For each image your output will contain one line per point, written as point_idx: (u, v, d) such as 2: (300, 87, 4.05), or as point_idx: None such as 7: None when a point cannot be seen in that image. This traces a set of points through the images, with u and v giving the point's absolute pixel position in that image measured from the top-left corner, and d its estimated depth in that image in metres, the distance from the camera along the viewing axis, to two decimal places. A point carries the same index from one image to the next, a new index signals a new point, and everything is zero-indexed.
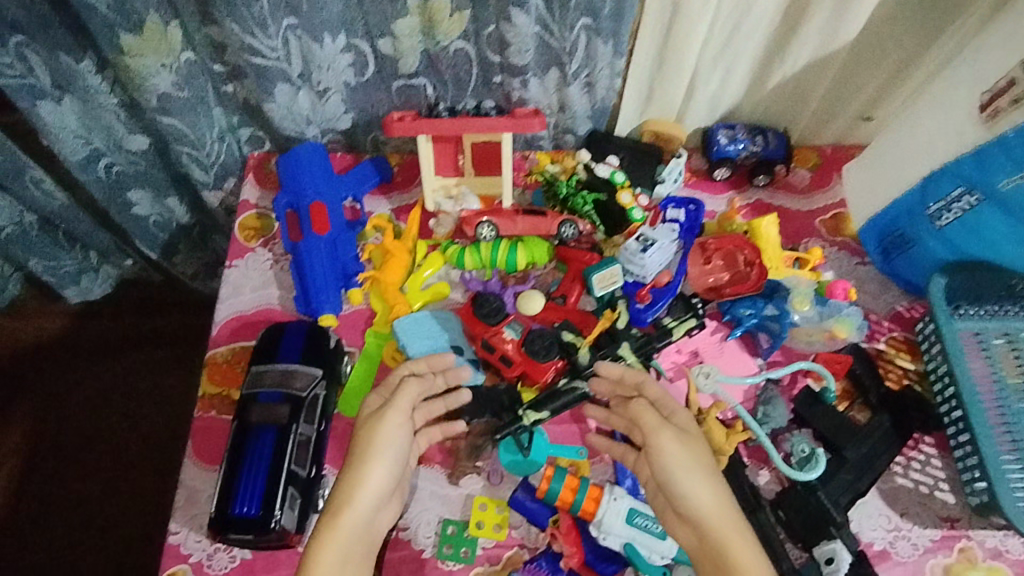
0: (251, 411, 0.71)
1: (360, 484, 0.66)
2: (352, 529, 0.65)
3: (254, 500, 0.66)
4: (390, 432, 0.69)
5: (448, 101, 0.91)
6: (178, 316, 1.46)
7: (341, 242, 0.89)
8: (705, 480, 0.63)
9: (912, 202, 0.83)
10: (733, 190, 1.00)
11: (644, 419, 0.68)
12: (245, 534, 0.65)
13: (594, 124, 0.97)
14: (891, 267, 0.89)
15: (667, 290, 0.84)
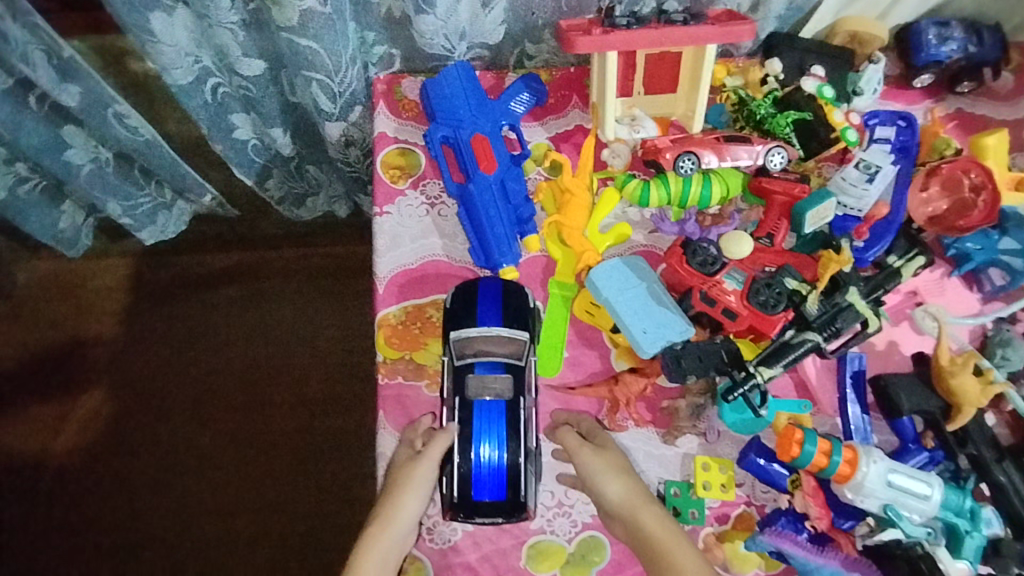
0: (467, 384, 0.67)
1: (392, 514, 0.63)
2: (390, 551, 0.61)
3: (501, 484, 0.63)
4: (423, 474, 0.64)
5: (625, 5, 0.76)
6: (258, 250, 1.29)
7: (510, 183, 0.78)
8: (618, 475, 0.64)
9: None
10: (930, 99, 0.88)
11: (568, 440, 0.68)
12: (495, 516, 0.64)
13: (779, 25, 0.84)
14: None
15: (887, 224, 0.75)
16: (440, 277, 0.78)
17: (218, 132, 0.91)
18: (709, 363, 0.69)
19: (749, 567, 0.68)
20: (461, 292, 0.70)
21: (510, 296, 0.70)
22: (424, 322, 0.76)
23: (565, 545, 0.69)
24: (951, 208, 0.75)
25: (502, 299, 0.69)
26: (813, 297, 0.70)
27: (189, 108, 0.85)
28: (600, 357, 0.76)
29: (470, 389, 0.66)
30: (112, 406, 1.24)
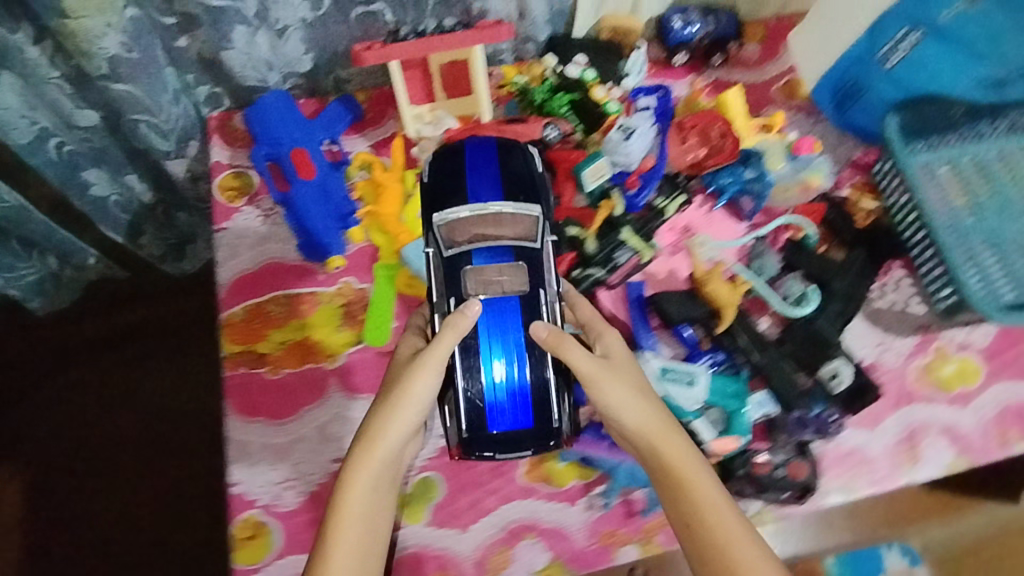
0: (467, 287, 0.71)
1: (380, 427, 0.69)
2: (379, 464, 0.69)
3: (525, 413, 0.69)
4: (421, 387, 0.69)
5: (409, 24, 0.90)
6: (137, 308, 1.32)
7: (330, 185, 0.88)
8: (632, 398, 0.70)
9: (863, 46, 0.85)
10: (692, 74, 1.04)
11: (571, 359, 0.68)
12: (522, 448, 0.70)
13: (553, 28, 0.99)
14: (846, 117, 0.93)
15: (653, 173, 0.88)
16: (275, 275, 0.88)
17: (73, 185, 1.00)
18: None
19: (567, 482, 0.77)
20: (452, 200, 0.74)
21: (504, 200, 0.74)
22: (264, 316, 0.85)
23: (403, 488, 0.76)
24: (708, 156, 0.89)
25: (495, 200, 0.74)
26: (591, 238, 0.83)
27: (37, 165, 0.95)
28: None
29: (472, 290, 0.71)
30: (24, 476, 1.27)
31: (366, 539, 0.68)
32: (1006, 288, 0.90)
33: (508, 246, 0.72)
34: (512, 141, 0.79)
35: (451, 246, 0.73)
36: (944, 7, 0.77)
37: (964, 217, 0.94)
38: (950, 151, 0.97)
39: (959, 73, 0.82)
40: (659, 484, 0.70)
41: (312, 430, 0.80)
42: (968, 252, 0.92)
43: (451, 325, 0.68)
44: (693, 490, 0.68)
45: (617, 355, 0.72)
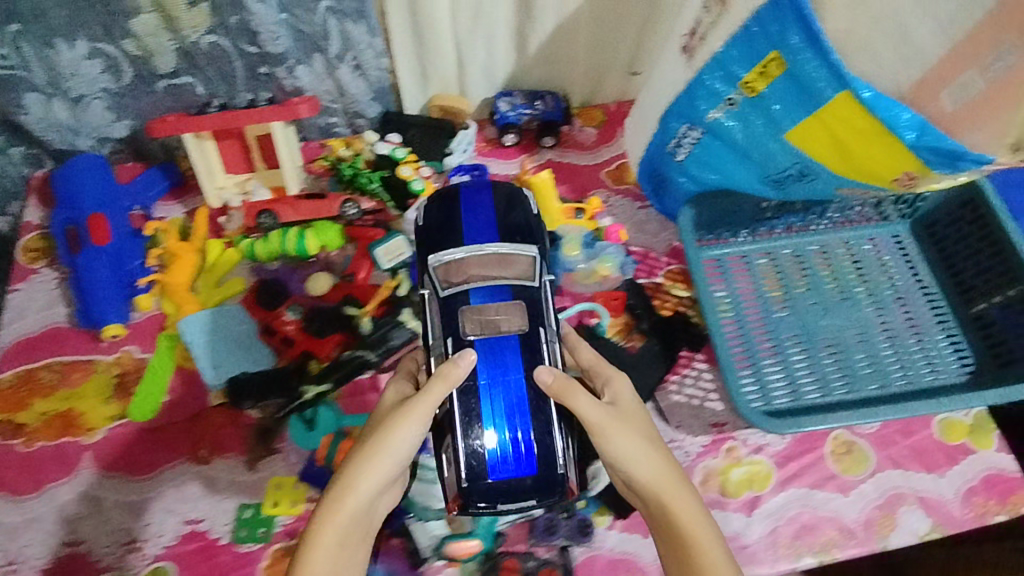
0: (464, 325, 0.67)
1: (351, 484, 0.62)
2: (353, 519, 0.61)
3: (528, 460, 0.63)
4: (406, 435, 0.62)
5: (222, 97, 0.91)
6: None
7: (125, 252, 0.87)
8: (650, 449, 0.64)
9: (657, 141, 0.86)
10: (524, 154, 1.05)
11: (578, 405, 0.63)
12: (527, 499, 0.63)
13: (383, 105, 1.01)
14: (665, 207, 0.95)
15: None
16: (56, 340, 0.85)
17: None
18: (269, 389, 0.77)
19: None
20: (449, 240, 0.72)
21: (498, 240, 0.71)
22: (33, 383, 0.82)
23: None
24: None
25: (491, 240, 0.71)
26: (363, 319, 0.81)
27: None
28: (194, 396, 0.81)
29: (470, 328, 0.66)
30: None
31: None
32: (808, 387, 0.87)
33: (507, 284, 0.68)
34: (512, 190, 0.77)
35: (448, 286, 0.69)
36: (708, 107, 0.76)
37: (774, 309, 0.92)
38: (769, 243, 0.97)
39: (745, 170, 0.81)
40: (665, 544, 0.64)
41: (50, 510, 0.75)
42: (772, 346, 0.90)
43: (441, 372, 0.63)
44: (705, 559, 0.61)
45: (622, 403, 0.67)
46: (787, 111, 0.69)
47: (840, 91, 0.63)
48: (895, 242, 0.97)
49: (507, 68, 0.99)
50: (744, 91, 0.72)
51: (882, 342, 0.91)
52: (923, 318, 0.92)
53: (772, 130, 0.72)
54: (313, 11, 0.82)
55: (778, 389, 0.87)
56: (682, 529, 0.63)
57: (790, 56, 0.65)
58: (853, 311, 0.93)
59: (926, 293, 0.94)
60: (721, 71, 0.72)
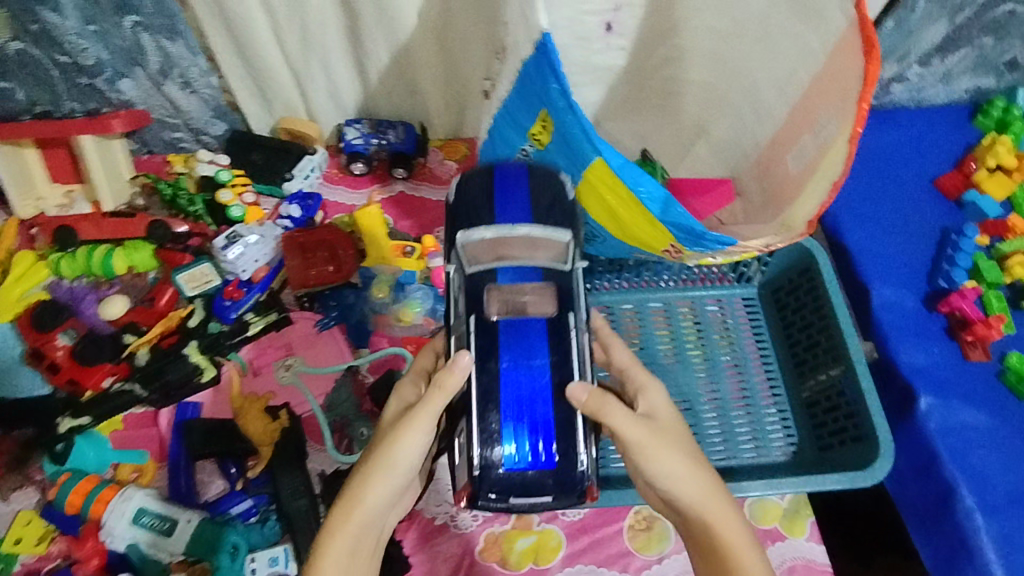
0: (487, 304, 0.61)
1: (356, 495, 0.57)
2: (362, 529, 0.58)
3: (546, 454, 0.57)
4: (409, 448, 0.58)
5: (43, 104, 0.87)
6: None
7: None
8: (683, 462, 0.59)
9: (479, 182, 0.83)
10: (376, 184, 1.01)
11: (610, 420, 0.57)
12: (542, 496, 0.58)
13: (230, 124, 0.98)
14: None
15: (258, 284, 0.84)
16: None
17: None
18: (26, 416, 0.75)
19: None
20: (480, 213, 0.65)
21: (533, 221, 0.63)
22: None
23: None
24: (335, 272, 0.85)
25: (527, 219, 0.64)
26: (141, 349, 0.78)
27: None
28: None
29: (494, 310, 0.60)
30: None
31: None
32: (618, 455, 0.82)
33: (537, 266, 0.62)
34: (549, 169, 0.67)
35: (473, 265, 0.63)
36: (509, 154, 0.73)
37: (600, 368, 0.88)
38: (605, 298, 0.92)
39: None
40: (703, 557, 0.60)
41: None
42: None
43: (439, 380, 0.57)
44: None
45: (660, 418, 0.61)
46: (566, 167, 0.66)
47: (596, 157, 0.60)
48: (743, 306, 0.93)
49: (353, 95, 0.95)
50: (533, 142, 0.68)
51: (707, 411, 0.85)
52: (754, 389, 0.87)
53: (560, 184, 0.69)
54: (120, 26, 0.79)
55: None
56: (726, 551, 0.58)
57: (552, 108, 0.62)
58: (683, 376, 0.87)
59: (764, 363, 0.89)
60: (512, 121, 0.69)
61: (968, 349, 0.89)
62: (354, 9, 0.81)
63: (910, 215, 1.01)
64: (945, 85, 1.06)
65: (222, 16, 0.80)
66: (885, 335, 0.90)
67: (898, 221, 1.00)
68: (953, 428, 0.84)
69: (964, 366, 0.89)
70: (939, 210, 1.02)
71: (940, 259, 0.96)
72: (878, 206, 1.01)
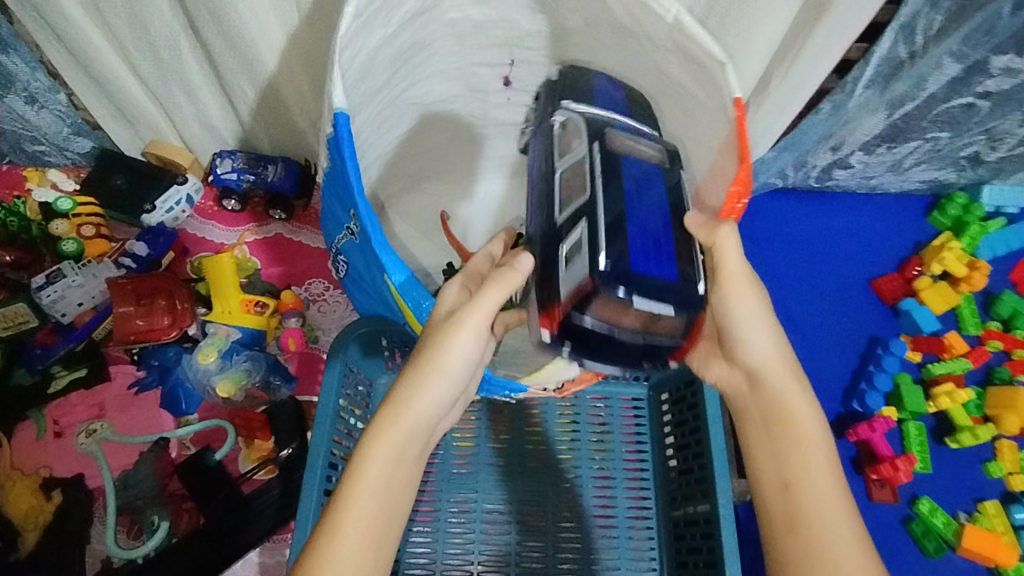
0: (607, 143, 0.52)
1: (404, 398, 0.50)
2: (411, 436, 0.50)
3: (667, 261, 0.48)
4: (463, 342, 0.49)
5: None
6: None
7: None
8: (766, 324, 0.53)
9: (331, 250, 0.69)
10: (250, 223, 0.92)
11: (723, 251, 0.50)
12: (665, 309, 0.46)
13: (95, 141, 0.89)
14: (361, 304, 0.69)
15: (75, 331, 0.75)
16: None
17: None
18: None
19: None
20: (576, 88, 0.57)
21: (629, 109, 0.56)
22: None
23: None
24: (169, 325, 0.76)
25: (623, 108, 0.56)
26: None
27: None
28: None
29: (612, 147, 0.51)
30: None
31: (389, 516, 0.49)
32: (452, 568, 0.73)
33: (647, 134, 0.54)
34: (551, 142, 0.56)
35: (585, 114, 0.54)
36: (338, 230, 0.61)
37: (453, 463, 0.79)
38: None
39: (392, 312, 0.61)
40: (769, 441, 0.54)
41: None
42: (432, 508, 0.76)
43: (500, 275, 0.49)
44: (810, 467, 0.52)
45: None
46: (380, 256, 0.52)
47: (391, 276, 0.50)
48: (628, 404, 0.83)
49: (227, 126, 0.86)
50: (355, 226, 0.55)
51: (563, 525, 0.76)
52: (621, 505, 0.77)
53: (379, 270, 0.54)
54: None
55: (416, 563, 0.73)
56: (790, 421, 0.53)
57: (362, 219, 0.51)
58: (545, 482, 0.78)
59: (640, 474, 0.79)
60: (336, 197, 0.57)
61: (873, 488, 0.78)
62: (204, 40, 0.72)
63: (837, 319, 0.90)
64: (896, 175, 0.95)
65: (56, 34, 0.72)
66: None
67: (823, 325, 0.90)
68: None
69: (867, 505, 0.78)
70: (873, 316, 0.91)
71: (860, 374, 0.85)
72: (803, 304, 0.91)
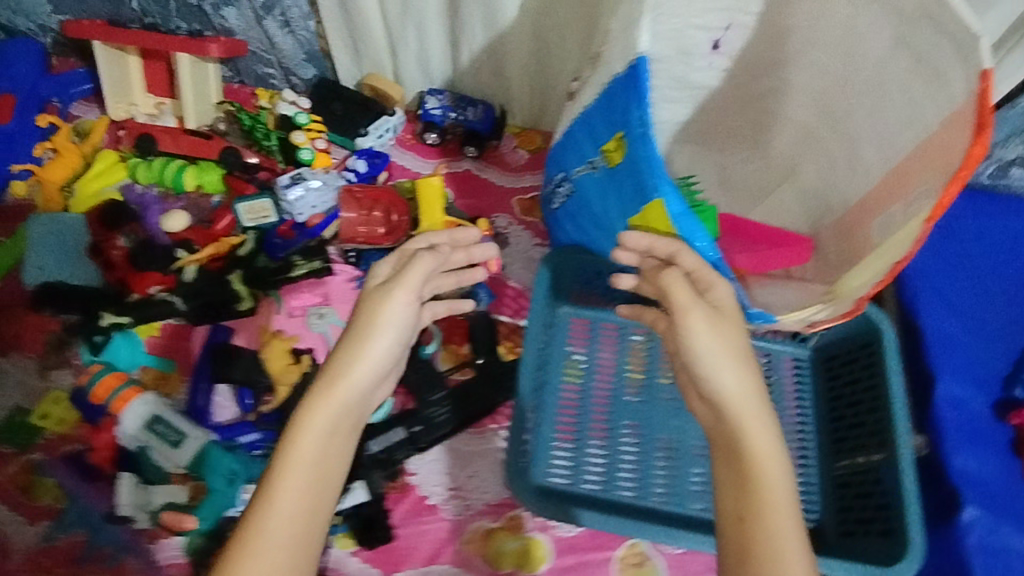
0: None
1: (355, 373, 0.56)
2: (344, 407, 0.55)
3: None
4: (394, 314, 0.58)
5: (154, 17, 0.92)
6: None
7: (19, 137, 0.90)
8: (732, 364, 0.55)
9: (562, 158, 0.74)
10: (444, 158, 1.01)
11: (667, 279, 0.58)
12: None
13: (318, 69, 0.99)
14: (583, 235, 0.77)
15: (310, 230, 0.86)
16: None
17: None
18: (74, 302, 0.77)
19: (43, 499, 0.72)
20: None
21: None
22: None
23: None
24: (385, 235, 0.87)
25: None
26: (190, 265, 0.80)
27: None
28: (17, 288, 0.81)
29: None
30: None
31: (318, 495, 0.53)
32: (623, 484, 0.80)
33: None
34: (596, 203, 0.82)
35: None
36: (577, 161, 0.70)
37: (625, 393, 0.84)
38: (649, 322, 0.88)
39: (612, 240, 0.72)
40: (739, 492, 0.52)
41: None
42: (605, 428, 0.83)
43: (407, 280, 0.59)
44: (766, 510, 0.51)
45: (725, 308, 0.57)
46: (629, 195, 0.63)
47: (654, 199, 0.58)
48: (791, 365, 0.88)
49: (442, 67, 0.96)
50: (605, 159, 0.66)
51: None
52: (782, 453, 0.83)
53: (620, 210, 0.66)
54: None
55: (593, 476, 0.80)
56: (752, 461, 0.52)
57: (639, 140, 0.57)
58: None
59: (800, 426, 0.85)
60: (590, 133, 0.66)
61: None
62: None
63: (999, 311, 0.92)
64: None
65: None
66: (942, 434, 0.83)
67: (987, 315, 0.91)
68: (994, 548, 0.78)
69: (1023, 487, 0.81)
70: None
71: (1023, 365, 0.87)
72: (967, 291, 0.92)
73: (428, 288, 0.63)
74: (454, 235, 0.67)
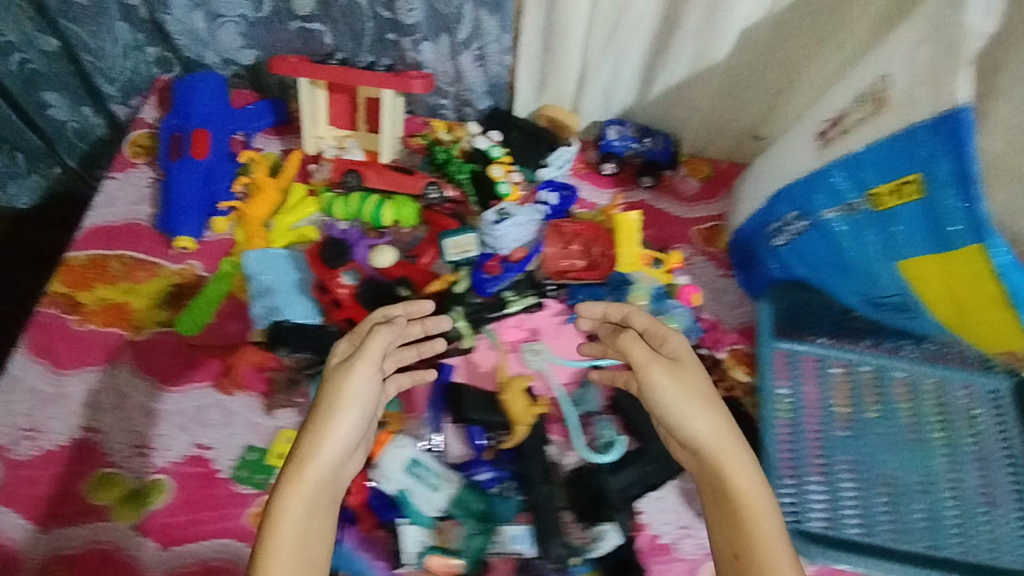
0: None
1: (303, 463, 0.58)
2: (320, 486, 0.59)
3: None
4: (359, 389, 0.62)
5: (346, 52, 0.93)
6: None
7: (216, 173, 0.90)
8: (702, 410, 0.64)
9: (799, 195, 0.73)
10: (617, 188, 1.01)
11: (632, 351, 0.68)
12: None
13: (493, 100, 0.99)
14: (813, 271, 0.78)
15: (516, 265, 0.84)
16: (135, 237, 0.89)
17: None
18: (306, 341, 0.78)
19: None
20: None
21: None
22: (101, 269, 0.86)
23: (131, 482, 0.74)
24: (585, 268, 0.87)
25: None
26: None
27: None
28: (239, 329, 0.84)
29: None
30: None
31: None
32: (850, 523, 0.80)
33: None
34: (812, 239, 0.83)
35: None
36: (825, 202, 0.70)
37: (835, 427, 0.85)
38: (851, 354, 0.88)
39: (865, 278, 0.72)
40: (732, 527, 0.61)
41: (107, 386, 0.78)
42: (822, 466, 0.83)
43: (336, 380, 0.63)
44: (762, 544, 0.59)
45: (684, 360, 0.67)
46: (910, 239, 0.64)
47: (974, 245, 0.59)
48: (989, 397, 0.87)
49: (625, 99, 0.96)
50: (870, 202, 0.66)
51: (946, 499, 0.81)
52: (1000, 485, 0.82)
53: (886, 253, 0.67)
54: None
55: (819, 514, 0.80)
56: (735, 499, 0.61)
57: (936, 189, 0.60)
58: (921, 458, 0.83)
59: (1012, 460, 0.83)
60: (852, 173, 0.66)
61: None
62: (680, 11, 0.82)
63: None
64: None
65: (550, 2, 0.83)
66: None
67: None
68: None
69: None
70: None
71: None
72: None
73: (390, 361, 0.71)
74: (407, 310, 0.75)
